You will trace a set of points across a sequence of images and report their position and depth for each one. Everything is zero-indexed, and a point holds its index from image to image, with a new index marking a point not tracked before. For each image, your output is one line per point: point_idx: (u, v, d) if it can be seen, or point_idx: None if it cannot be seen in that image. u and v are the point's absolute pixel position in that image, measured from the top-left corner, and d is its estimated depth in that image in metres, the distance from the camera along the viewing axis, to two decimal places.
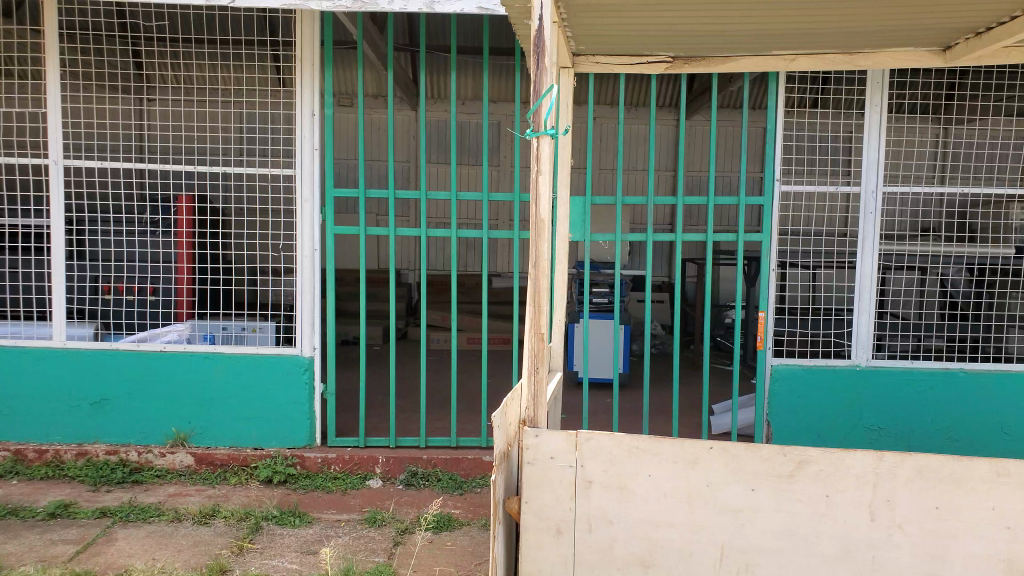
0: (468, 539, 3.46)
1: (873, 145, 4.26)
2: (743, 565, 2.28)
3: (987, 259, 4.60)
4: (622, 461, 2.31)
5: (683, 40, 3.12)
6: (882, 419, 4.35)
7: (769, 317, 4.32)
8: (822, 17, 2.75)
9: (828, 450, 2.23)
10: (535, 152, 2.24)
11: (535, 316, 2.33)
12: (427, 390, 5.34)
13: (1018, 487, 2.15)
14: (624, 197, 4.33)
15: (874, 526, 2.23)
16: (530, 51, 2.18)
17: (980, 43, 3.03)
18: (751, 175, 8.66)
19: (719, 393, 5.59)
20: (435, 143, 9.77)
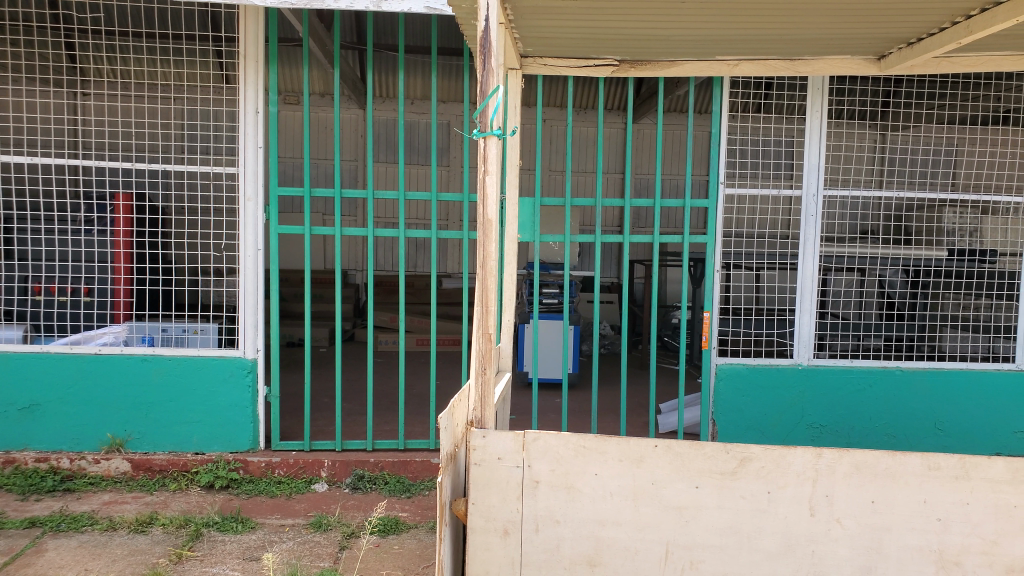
0: (416, 542, 3.43)
1: (814, 151, 4.34)
2: (688, 561, 2.32)
3: (922, 261, 4.76)
4: (569, 461, 2.32)
5: (629, 44, 3.16)
6: (823, 418, 4.47)
7: (714, 317, 4.39)
8: (761, 24, 2.82)
9: (769, 447, 2.28)
10: (481, 153, 2.24)
11: (483, 317, 2.32)
12: (375, 392, 5.29)
13: (948, 481, 2.23)
14: (573, 198, 4.33)
15: (814, 521, 2.28)
16: (476, 53, 2.18)
17: (912, 53, 3.14)
18: (696, 178, 8.80)
19: (665, 393, 5.66)
20: (382, 142, 9.68)
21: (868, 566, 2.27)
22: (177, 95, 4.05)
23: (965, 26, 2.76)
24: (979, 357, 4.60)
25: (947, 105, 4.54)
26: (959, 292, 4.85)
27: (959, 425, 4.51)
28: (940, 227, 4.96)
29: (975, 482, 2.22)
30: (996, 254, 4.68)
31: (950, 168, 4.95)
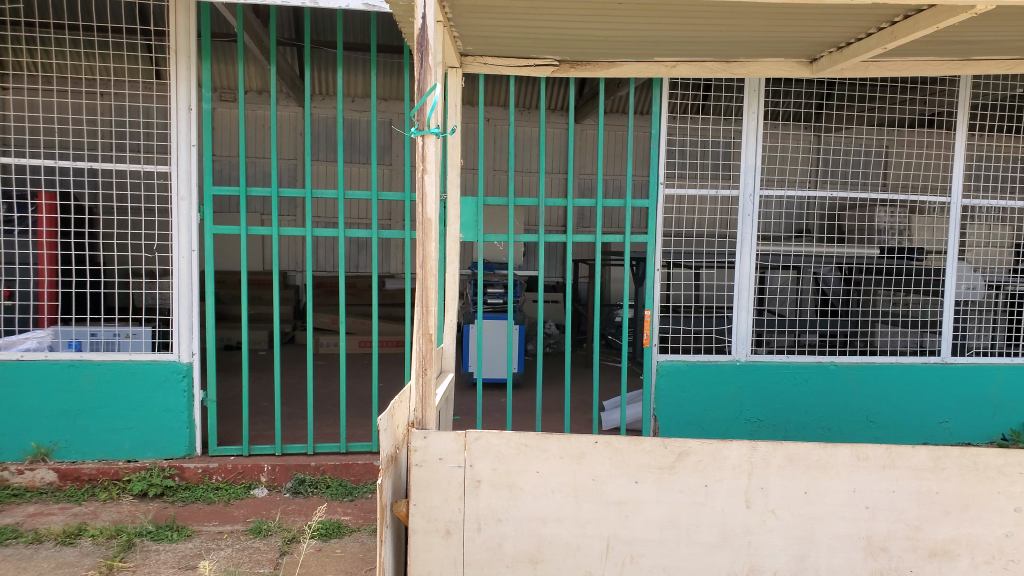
0: (358, 545, 3.40)
1: (750, 152, 4.46)
2: (628, 556, 2.35)
3: (856, 260, 5.02)
4: (510, 459, 2.33)
5: (569, 44, 3.19)
6: (761, 412, 4.58)
7: (654, 315, 4.47)
8: (696, 26, 2.88)
9: (706, 441, 2.32)
10: (420, 152, 2.23)
11: (423, 317, 2.30)
12: (316, 395, 5.21)
13: (876, 470, 2.31)
14: (516, 197, 4.33)
15: (750, 513, 2.34)
16: (413, 52, 2.17)
17: (841, 57, 3.23)
18: (636, 178, 8.94)
19: (608, 390, 5.72)
20: (321, 140, 9.58)
21: (801, 555, 2.34)
22: (103, 91, 3.92)
23: (890, 32, 2.87)
24: (911, 351, 4.81)
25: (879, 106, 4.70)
26: (893, 289, 5.02)
27: (890, 419, 4.69)
28: (873, 226, 5.18)
29: (901, 470, 2.31)
30: (924, 252, 4.91)
31: (882, 166, 5.09)
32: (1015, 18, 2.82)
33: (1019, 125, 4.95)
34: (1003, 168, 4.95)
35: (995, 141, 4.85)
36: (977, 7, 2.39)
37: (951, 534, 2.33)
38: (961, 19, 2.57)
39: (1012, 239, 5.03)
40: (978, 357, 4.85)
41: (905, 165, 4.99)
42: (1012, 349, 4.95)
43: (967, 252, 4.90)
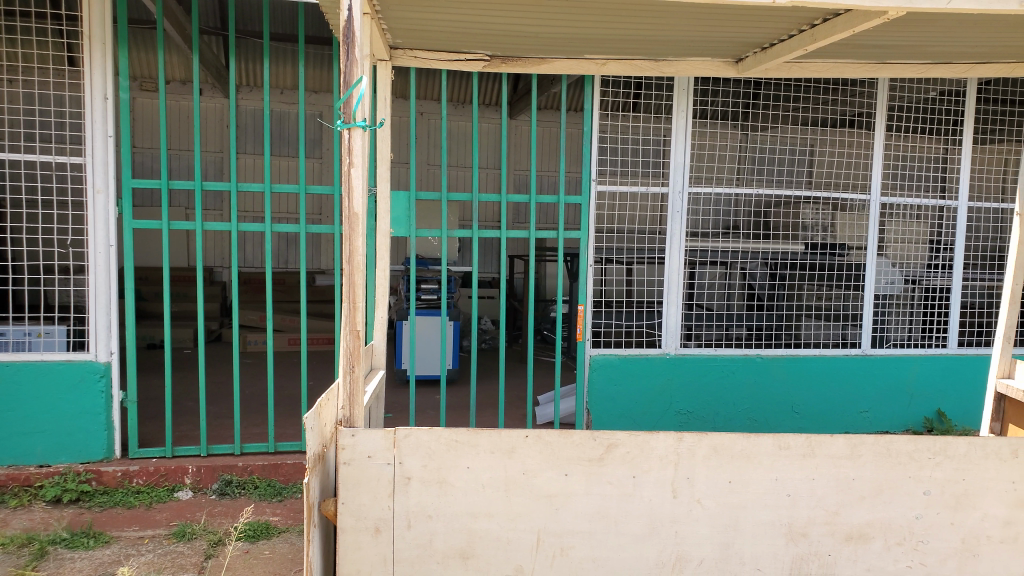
0: (287, 546, 3.33)
1: (680, 150, 4.59)
2: (558, 548, 2.37)
3: (780, 255, 5.02)
4: (441, 455, 2.32)
5: (500, 39, 3.18)
6: (690, 405, 4.76)
7: (587, 310, 4.56)
8: (626, 24, 2.91)
9: (634, 433, 2.36)
10: (346, 146, 2.20)
11: (350, 313, 2.27)
12: (243, 395, 5.09)
13: (796, 459, 2.38)
14: (449, 193, 4.28)
15: (677, 503, 2.38)
16: (339, 44, 2.14)
17: (765, 57, 3.32)
18: (569, 175, 9.03)
19: (541, 385, 5.77)
20: (248, 132, 9.34)
21: (725, 543, 2.40)
22: (9, 77, 3.73)
23: (810, 34, 2.96)
24: (834, 344, 4.99)
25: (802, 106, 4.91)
26: (817, 286, 5.08)
27: (814, 408, 4.92)
28: (799, 223, 5.08)
29: (821, 459, 2.39)
30: (847, 248, 5.02)
31: (810, 163, 5.05)
32: (924, 24, 2.95)
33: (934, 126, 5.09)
34: (917, 169, 5.11)
35: (911, 141, 5.01)
36: (889, 13, 2.49)
37: (866, 519, 2.42)
38: (874, 23, 2.67)
39: (930, 236, 5.10)
40: (897, 349, 5.04)
41: (830, 164, 5.08)
42: (928, 340, 5.10)
43: (884, 248, 5.03)
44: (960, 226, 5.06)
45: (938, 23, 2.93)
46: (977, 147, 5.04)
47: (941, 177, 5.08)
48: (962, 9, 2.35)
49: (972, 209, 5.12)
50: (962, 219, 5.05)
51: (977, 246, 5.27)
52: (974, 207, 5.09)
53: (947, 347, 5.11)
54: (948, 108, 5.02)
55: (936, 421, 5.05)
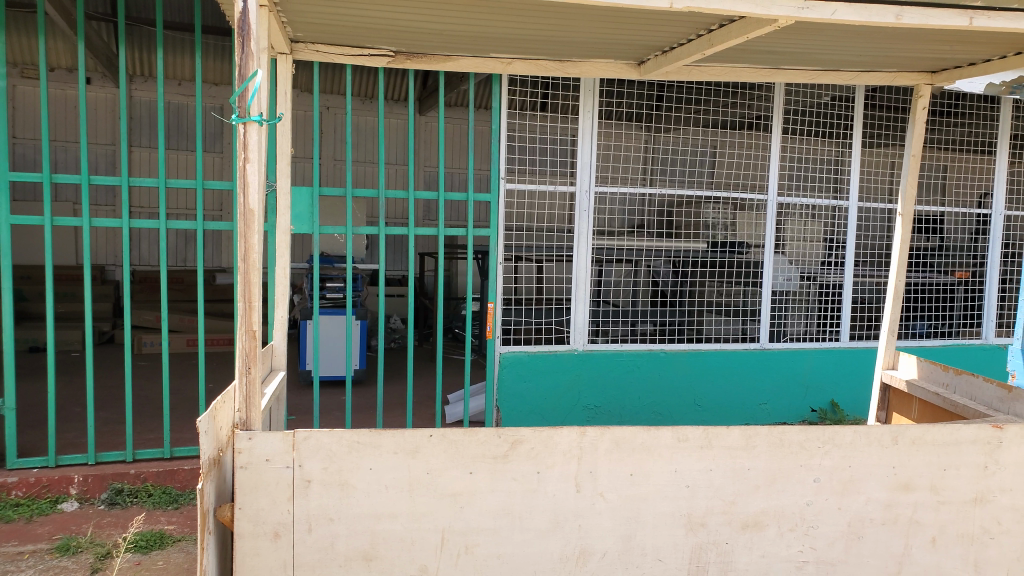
0: (182, 555, 3.21)
1: (587, 149, 4.69)
2: (463, 546, 2.37)
3: (685, 253, 5.29)
4: (343, 456, 2.29)
5: (404, 36, 3.16)
6: (598, 399, 4.86)
7: (498, 307, 4.61)
8: (531, 24, 2.93)
9: (538, 430, 2.38)
10: (241, 141, 2.13)
11: (246, 314, 2.20)
12: (135, 399, 4.87)
13: (694, 450, 2.46)
14: (354, 188, 4.18)
15: (580, 497, 2.42)
16: (234, 35, 2.07)
17: (666, 60, 3.41)
18: (478, 172, 9.09)
19: (450, 384, 5.78)
20: (143, 125, 8.95)
21: (627, 535, 2.46)
22: None
23: (708, 39, 3.05)
24: (733, 339, 5.18)
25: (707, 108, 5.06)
26: (717, 280, 5.28)
27: (715, 400, 5.10)
28: (701, 221, 5.27)
29: (717, 450, 2.47)
30: (745, 246, 5.22)
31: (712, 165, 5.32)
32: (811, 33, 3.09)
33: (833, 130, 5.25)
34: (813, 170, 5.36)
35: (806, 144, 5.23)
36: (779, 21, 2.59)
37: (761, 507, 2.53)
38: (766, 31, 2.78)
39: (825, 233, 5.34)
40: (794, 343, 5.31)
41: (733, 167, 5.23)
42: (824, 334, 5.38)
43: (783, 246, 5.27)
44: (851, 222, 5.30)
45: (824, 32, 3.08)
46: (864, 150, 5.34)
47: (834, 178, 5.33)
48: (844, 20, 2.52)
49: (861, 209, 5.41)
50: (852, 218, 5.29)
51: (867, 244, 5.59)
52: (863, 207, 5.36)
53: (839, 340, 5.40)
54: (839, 113, 5.23)
55: (829, 411, 5.35)
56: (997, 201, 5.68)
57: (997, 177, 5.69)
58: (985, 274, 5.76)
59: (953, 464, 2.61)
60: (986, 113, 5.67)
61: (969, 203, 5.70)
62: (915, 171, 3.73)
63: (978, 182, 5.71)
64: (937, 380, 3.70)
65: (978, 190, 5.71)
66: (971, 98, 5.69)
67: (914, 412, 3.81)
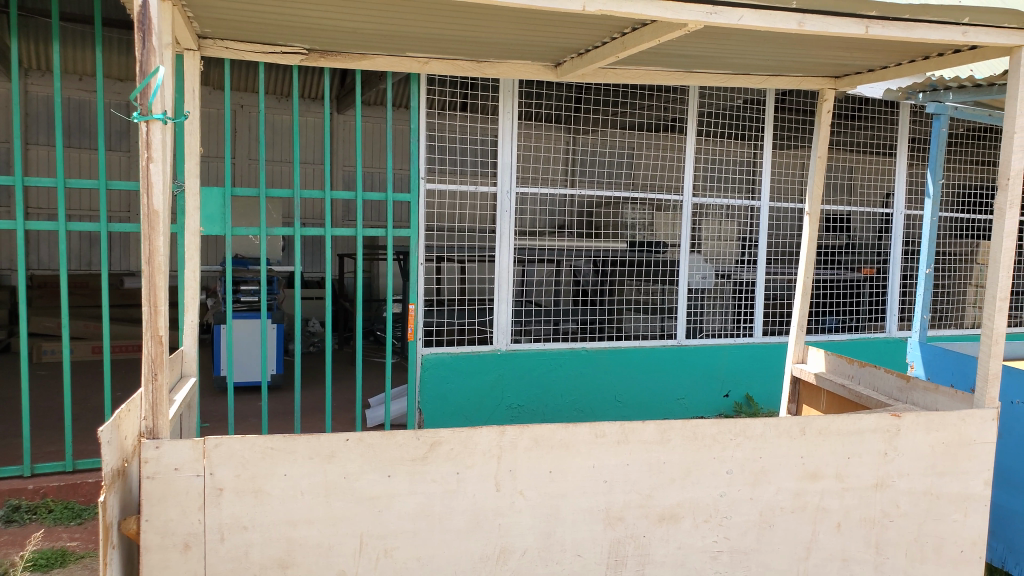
0: (86, 572, 3.07)
1: (507, 150, 4.69)
2: (382, 550, 2.35)
3: (607, 253, 5.36)
4: (256, 463, 2.24)
5: (318, 33, 3.11)
6: (520, 398, 4.90)
7: (419, 309, 4.54)
8: (448, 24, 2.93)
9: (457, 430, 2.38)
10: (144, 140, 2.05)
11: (152, 320, 2.11)
12: (35, 411, 4.63)
13: (611, 446, 2.50)
14: (268, 188, 4.05)
15: (500, 496, 2.43)
16: (134, 29, 1.99)
17: (582, 62, 3.45)
18: (397, 171, 9.03)
19: (369, 387, 5.72)
20: (40, 122, 8.53)
21: (547, 532, 2.48)
22: None
23: (622, 42, 3.10)
24: (652, 336, 5.32)
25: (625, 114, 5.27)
26: (638, 280, 5.35)
27: (635, 396, 5.21)
28: (621, 223, 5.32)
29: (633, 445, 2.52)
30: (663, 245, 5.29)
31: (630, 169, 5.47)
32: (720, 38, 3.19)
33: (745, 133, 5.43)
34: (728, 171, 5.48)
35: (720, 145, 5.40)
36: (688, 26, 2.66)
37: (677, 499, 2.59)
38: (677, 35, 2.85)
39: (741, 233, 5.51)
40: (710, 338, 5.48)
41: (651, 169, 5.34)
42: (738, 330, 5.58)
43: (698, 245, 5.43)
44: (763, 221, 5.51)
45: (732, 37, 3.18)
46: (776, 152, 5.53)
47: (750, 180, 5.51)
48: (751, 25, 2.61)
49: (773, 209, 5.61)
50: (764, 217, 5.50)
51: (778, 242, 5.78)
52: (775, 207, 5.58)
53: (753, 336, 5.60)
54: (752, 115, 5.42)
55: (744, 404, 5.54)
56: (899, 200, 5.96)
57: (898, 180, 5.96)
58: (887, 271, 6.05)
59: (855, 452, 2.74)
60: (886, 117, 6.01)
61: (874, 203, 5.94)
62: (821, 172, 3.90)
63: (883, 183, 5.96)
64: (842, 372, 3.87)
65: (881, 191, 5.95)
66: (872, 104, 5.98)
67: (822, 404, 3.98)
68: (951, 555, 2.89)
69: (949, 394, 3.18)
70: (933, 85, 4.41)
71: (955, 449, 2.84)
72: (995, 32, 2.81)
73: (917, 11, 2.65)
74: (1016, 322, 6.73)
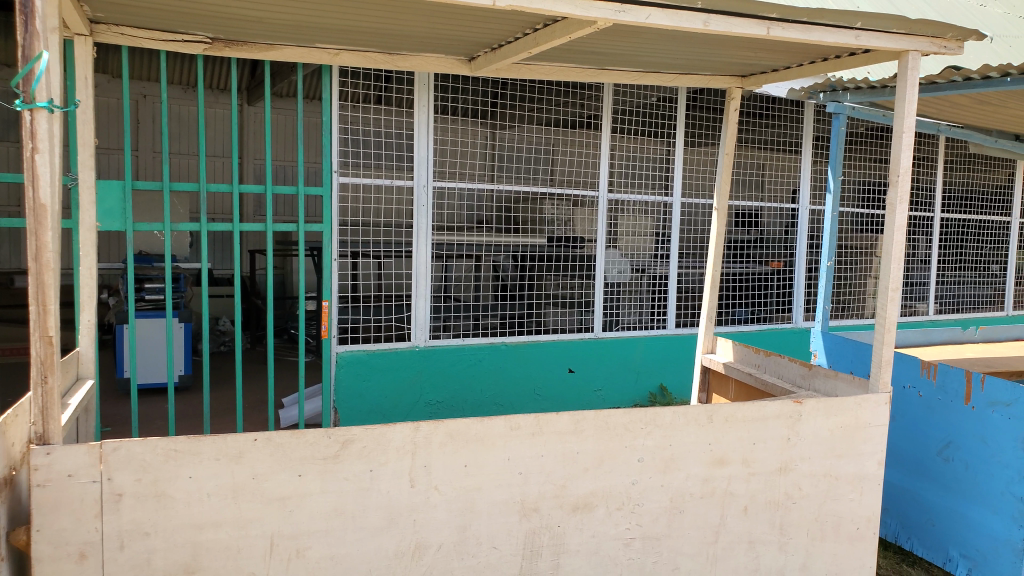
0: None
1: (424, 144, 4.67)
2: (293, 551, 2.30)
3: (526, 248, 5.30)
4: (158, 466, 2.16)
5: (222, 22, 3.01)
6: (438, 395, 4.88)
7: (333, 306, 4.46)
8: (359, 15, 2.89)
9: (369, 427, 2.35)
10: (28, 129, 1.94)
11: (40, 320, 2.01)
12: None
13: (526, 438, 2.53)
14: (173, 182, 3.84)
15: (414, 491, 2.42)
16: (15, 12, 1.89)
17: (495, 57, 3.45)
18: (309, 164, 8.86)
19: (281, 386, 5.59)
20: None
21: (462, 525, 2.49)
22: None
23: (534, 37, 3.10)
24: (571, 329, 5.38)
25: (545, 108, 5.22)
26: (560, 274, 5.40)
27: (553, 389, 5.27)
28: (542, 218, 5.36)
29: (548, 436, 2.56)
30: (581, 241, 5.37)
31: (548, 161, 5.44)
32: (629, 36, 3.26)
33: (659, 130, 5.55)
34: (644, 168, 5.57)
35: (634, 144, 5.54)
36: (598, 23, 2.69)
37: (590, 488, 2.64)
38: (588, 32, 2.88)
39: (655, 228, 5.65)
40: (627, 331, 5.59)
41: (569, 165, 5.34)
42: (653, 322, 5.71)
43: (617, 240, 5.50)
44: (676, 218, 5.68)
45: (640, 35, 3.25)
46: (687, 149, 5.69)
47: (664, 177, 5.63)
48: (658, 24, 2.67)
49: (685, 205, 5.78)
50: (676, 214, 5.68)
51: (691, 237, 5.94)
52: (686, 203, 5.75)
53: (666, 328, 5.75)
54: (664, 114, 5.52)
55: (659, 395, 5.66)
56: (803, 196, 6.29)
57: (802, 175, 6.29)
58: (794, 265, 6.33)
59: (760, 438, 2.85)
60: (793, 115, 6.24)
61: (783, 198, 6.25)
62: (728, 169, 4.03)
63: (788, 178, 6.26)
64: (750, 361, 4.03)
65: (787, 187, 6.30)
66: (782, 102, 6.18)
67: (730, 392, 4.13)
68: (848, 532, 3.04)
69: (847, 379, 3.34)
70: (832, 85, 4.61)
71: (851, 432, 2.99)
72: (886, 37, 2.95)
73: (812, 14, 2.79)
74: (910, 311, 7.19)
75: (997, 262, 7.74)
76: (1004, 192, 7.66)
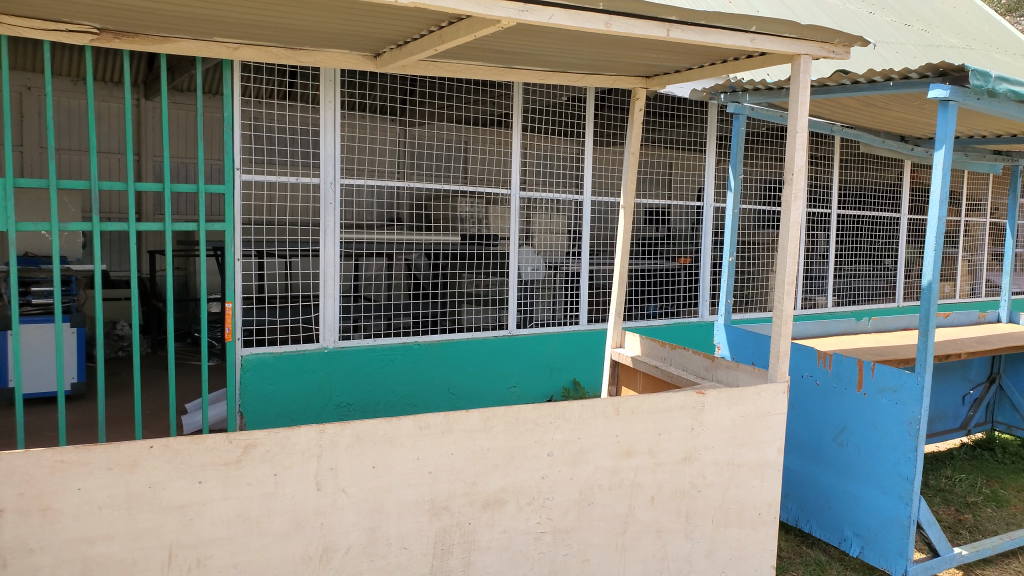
0: None
1: (330, 141, 4.57)
2: (194, 561, 2.23)
3: (439, 246, 5.29)
4: (44, 479, 2.06)
5: (111, 12, 2.88)
6: (350, 396, 4.81)
7: (236, 308, 4.31)
8: (257, 9, 2.81)
9: (273, 431, 2.30)
10: None
11: None
12: None
13: (435, 437, 2.53)
14: (59, 179, 3.60)
15: (321, 495, 2.38)
16: None
17: (401, 54, 3.41)
18: (212, 161, 8.57)
19: (184, 391, 5.39)
20: None
21: (372, 527, 2.46)
22: None
23: (439, 35, 3.10)
24: (485, 327, 5.42)
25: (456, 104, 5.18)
26: (474, 271, 5.43)
27: (468, 388, 5.28)
28: (456, 215, 5.32)
29: (457, 434, 2.56)
30: (496, 238, 5.41)
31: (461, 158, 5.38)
32: (533, 36, 3.30)
33: (568, 129, 5.66)
34: (556, 167, 5.63)
35: (547, 142, 5.58)
36: (501, 22, 2.71)
37: (501, 484, 2.65)
38: (492, 31, 2.90)
39: (568, 225, 5.72)
40: (540, 327, 5.65)
41: (482, 163, 5.37)
42: (566, 318, 5.79)
43: (531, 239, 5.57)
44: (586, 215, 5.76)
45: (545, 35, 3.29)
46: (596, 149, 5.79)
47: (575, 175, 5.71)
48: (561, 24, 2.70)
49: (595, 203, 5.88)
50: (586, 212, 5.76)
51: (602, 236, 6.00)
52: (596, 201, 5.86)
53: (579, 323, 5.83)
54: (575, 113, 5.65)
55: (572, 390, 5.76)
56: (708, 194, 6.51)
57: (707, 174, 6.49)
58: (699, 261, 6.56)
59: (665, 428, 2.94)
60: (697, 114, 6.47)
61: (688, 196, 6.45)
62: (634, 167, 4.12)
63: (694, 178, 6.46)
64: (656, 354, 4.14)
65: (694, 186, 6.47)
66: (683, 102, 6.43)
67: (638, 384, 4.23)
68: (750, 517, 3.17)
69: (747, 370, 3.47)
70: (732, 86, 4.75)
71: (750, 421, 3.12)
72: (779, 41, 3.08)
73: (710, 17, 2.88)
74: (811, 303, 7.54)
75: (889, 255, 8.19)
76: (893, 189, 8.12)
